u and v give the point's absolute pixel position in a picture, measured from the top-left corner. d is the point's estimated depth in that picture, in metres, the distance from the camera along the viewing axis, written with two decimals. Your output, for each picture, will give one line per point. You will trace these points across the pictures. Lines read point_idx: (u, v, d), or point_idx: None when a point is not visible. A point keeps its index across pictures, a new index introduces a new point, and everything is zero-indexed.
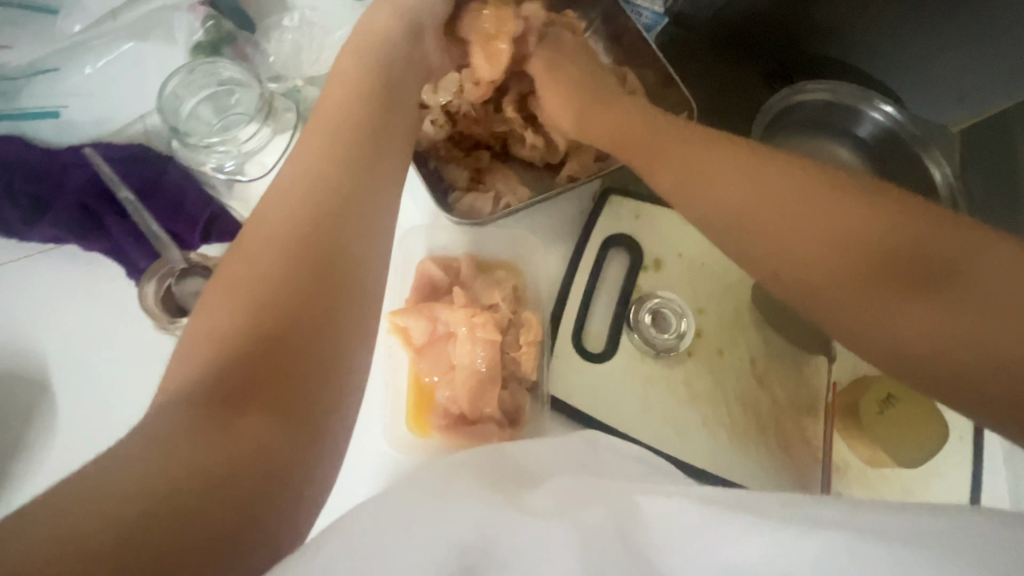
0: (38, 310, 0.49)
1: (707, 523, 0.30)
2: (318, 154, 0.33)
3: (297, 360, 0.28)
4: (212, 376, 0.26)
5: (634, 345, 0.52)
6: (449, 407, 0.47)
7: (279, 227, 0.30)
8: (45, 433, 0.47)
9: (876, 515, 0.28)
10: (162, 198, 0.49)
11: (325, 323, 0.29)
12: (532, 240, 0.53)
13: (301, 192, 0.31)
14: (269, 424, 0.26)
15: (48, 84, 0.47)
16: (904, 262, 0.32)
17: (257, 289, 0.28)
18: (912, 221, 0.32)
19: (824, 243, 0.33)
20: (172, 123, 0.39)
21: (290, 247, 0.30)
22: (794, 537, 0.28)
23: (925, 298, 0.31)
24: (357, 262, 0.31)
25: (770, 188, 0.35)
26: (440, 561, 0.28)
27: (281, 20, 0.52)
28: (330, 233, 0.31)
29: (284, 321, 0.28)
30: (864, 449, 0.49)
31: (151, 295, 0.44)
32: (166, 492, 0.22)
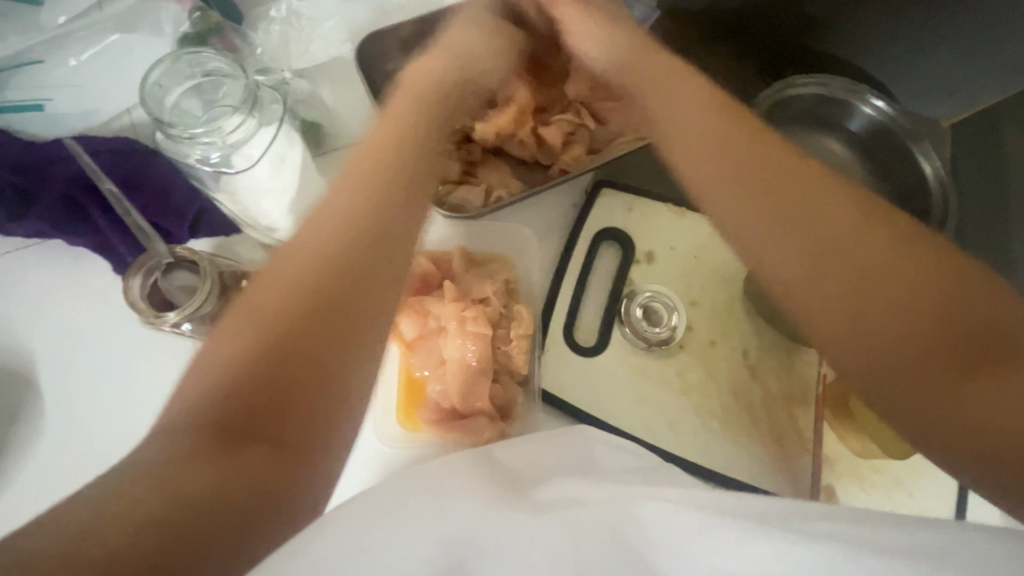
0: (23, 306, 0.49)
1: (698, 530, 0.30)
2: (364, 181, 0.33)
3: (303, 399, 0.27)
4: (214, 403, 0.26)
5: (625, 338, 0.52)
6: (441, 401, 0.47)
7: (317, 255, 0.30)
8: (28, 432, 0.46)
9: (871, 529, 0.28)
10: (150, 192, 0.48)
11: (339, 362, 0.28)
12: (524, 233, 0.53)
13: (347, 222, 0.31)
14: (265, 456, 0.26)
15: (33, 76, 0.47)
16: (938, 322, 0.29)
17: (271, 316, 0.28)
18: (952, 279, 0.30)
19: (857, 275, 0.31)
20: (156, 112, 0.39)
21: (317, 281, 0.29)
22: (785, 545, 0.28)
23: (943, 364, 0.29)
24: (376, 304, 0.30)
25: (821, 210, 0.32)
26: (428, 560, 0.29)
27: (269, 12, 0.52)
28: (359, 271, 0.30)
29: (302, 355, 0.28)
30: (855, 441, 0.49)
31: (138, 289, 0.43)
32: (146, 529, 0.22)
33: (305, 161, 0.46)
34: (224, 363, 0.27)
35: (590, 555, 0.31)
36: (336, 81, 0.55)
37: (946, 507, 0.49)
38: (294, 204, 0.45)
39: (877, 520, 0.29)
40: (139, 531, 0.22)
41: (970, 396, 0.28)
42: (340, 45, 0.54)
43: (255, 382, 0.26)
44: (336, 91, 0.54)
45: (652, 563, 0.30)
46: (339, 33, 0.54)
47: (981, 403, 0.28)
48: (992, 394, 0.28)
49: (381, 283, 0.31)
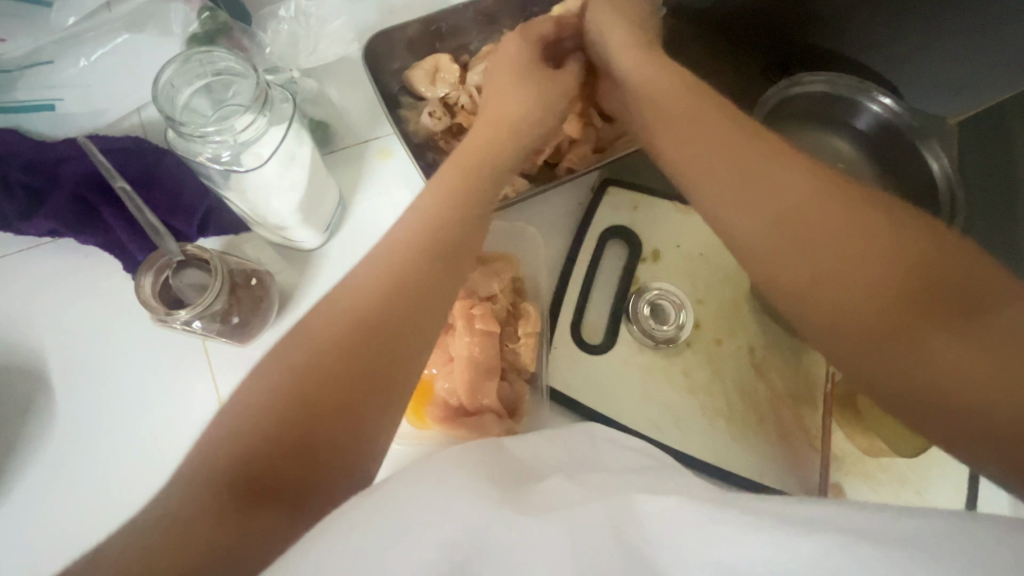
0: (34, 304, 0.49)
1: (705, 527, 0.30)
2: (407, 229, 0.38)
3: (345, 407, 0.32)
4: (267, 406, 0.30)
5: (632, 336, 0.52)
6: (448, 399, 0.47)
7: (359, 294, 0.34)
8: (39, 429, 0.46)
9: (874, 522, 0.28)
10: (159, 191, 0.49)
11: (378, 378, 0.33)
12: (531, 231, 0.53)
13: (391, 268, 0.35)
14: (318, 452, 0.31)
15: (42, 76, 0.47)
16: (899, 282, 0.31)
17: (317, 342, 0.32)
18: (914, 242, 0.32)
19: (820, 248, 0.33)
20: (168, 111, 0.39)
21: (357, 312, 0.34)
22: (791, 538, 0.28)
23: (904, 321, 0.30)
24: (413, 329, 0.35)
25: (788, 190, 0.34)
26: (428, 562, 0.28)
27: (277, 11, 0.52)
28: (394, 303, 0.34)
29: (343, 369, 0.32)
30: (863, 439, 0.49)
31: (150, 288, 0.43)
32: (224, 509, 0.28)
33: (313, 160, 0.46)
34: (256, 418, 0.30)
35: (596, 546, 0.30)
36: (342, 80, 0.55)
37: (954, 504, 0.49)
38: (301, 204, 0.46)
39: (884, 513, 0.29)
40: (218, 511, 0.27)
41: (972, 382, 0.28)
42: (347, 44, 0.54)
43: (283, 436, 0.30)
44: (342, 92, 0.55)
45: (658, 560, 0.30)
46: (347, 33, 0.54)
47: (940, 357, 0.29)
48: (992, 376, 0.28)
49: (414, 308, 0.35)
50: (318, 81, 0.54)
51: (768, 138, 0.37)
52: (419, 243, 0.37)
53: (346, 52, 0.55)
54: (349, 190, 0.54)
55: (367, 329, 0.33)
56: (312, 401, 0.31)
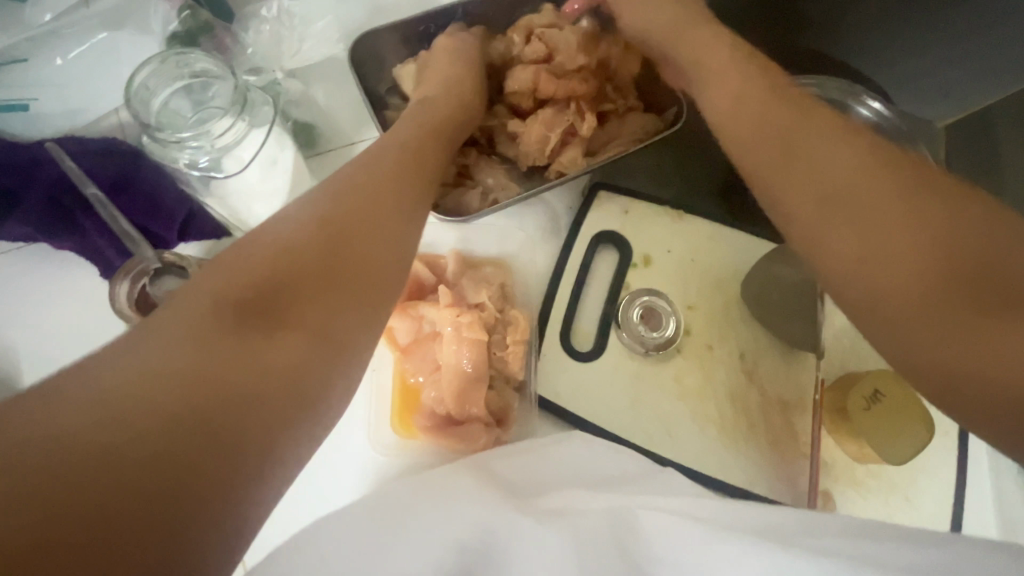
0: (8, 311, 0.48)
1: (704, 542, 0.30)
2: (370, 170, 0.35)
3: (322, 306, 0.28)
4: (241, 284, 0.26)
5: (622, 343, 0.51)
6: (435, 407, 0.46)
7: (333, 203, 0.31)
8: None
9: (873, 545, 0.28)
10: (137, 194, 0.47)
11: (357, 285, 0.30)
12: (520, 236, 0.53)
13: (363, 195, 0.32)
14: (298, 345, 0.26)
15: (17, 74, 0.45)
16: (948, 266, 0.26)
17: (290, 232, 0.29)
18: (975, 229, 0.27)
19: (864, 226, 0.29)
20: (143, 116, 0.38)
21: (335, 216, 0.30)
22: (784, 557, 0.27)
23: (950, 310, 0.26)
24: (387, 246, 0.32)
25: (829, 169, 0.31)
26: (438, 562, 0.30)
27: (258, 11, 0.50)
28: (377, 220, 0.32)
29: (320, 269, 0.28)
30: (852, 446, 0.49)
31: (123, 297, 0.42)
32: (176, 386, 0.22)
33: (298, 163, 0.45)
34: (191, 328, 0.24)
35: (598, 563, 0.30)
36: (330, 81, 0.54)
37: (942, 511, 0.49)
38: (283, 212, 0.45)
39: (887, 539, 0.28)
40: (168, 388, 0.22)
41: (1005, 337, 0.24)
42: (333, 44, 0.53)
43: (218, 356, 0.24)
44: (330, 92, 0.54)
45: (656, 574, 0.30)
46: (333, 33, 0.53)
47: (1005, 348, 0.24)
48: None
49: (391, 226, 0.33)
50: (302, 81, 0.53)
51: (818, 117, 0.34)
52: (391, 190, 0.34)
53: (333, 53, 0.54)
54: None
55: (336, 274, 0.29)
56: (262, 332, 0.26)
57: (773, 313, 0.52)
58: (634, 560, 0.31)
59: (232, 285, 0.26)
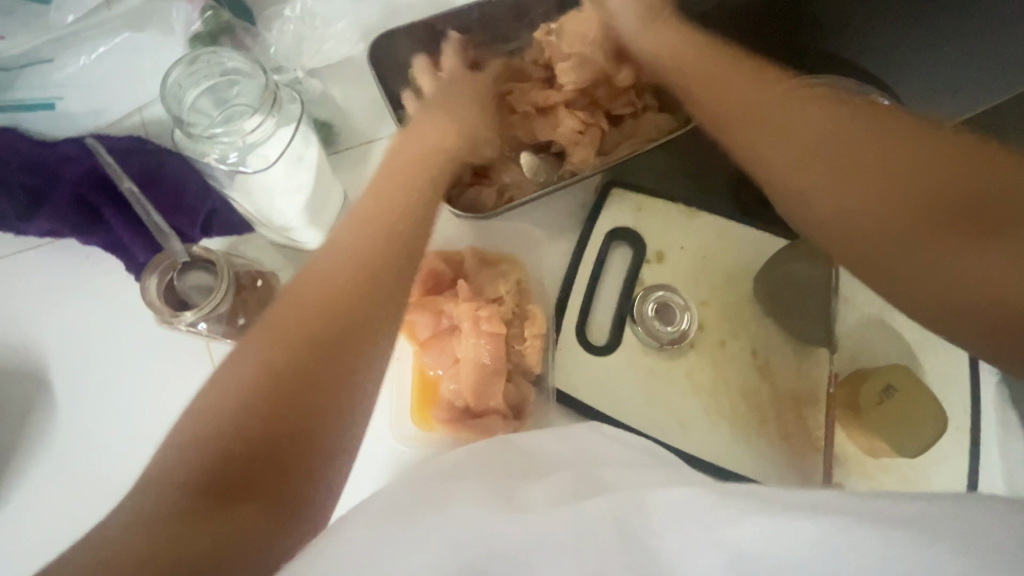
0: (33, 307, 0.48)
1: (709, 509, 0.30)
2: (361, 228, 0.36)
3: (295, 459, 0.29)
4: (244, 377, 0.29)
5: (637, 337, 0.52)
6: (454, 400, 0.47)
7: (292, 339, 0.30)
8: (38, 434, 0.46)
9: (882, 503, 0.29)
10: (160, 192, 0.48)
11: (342, 398, 0.31)
12: (536, 233, 0.54)
13: (352, 258, 0.34)
14: (302, 422, 0.29)
15: (42, 75, 0.46)
16: (935, 217, 0.32)
17: (281, 319, 0.31)
18: (952, 175, 0.32)
19: (859, 201, 0.34)
20: (175, 112, 0.39)
21: (323, 289, 0.32)
22: (790, 521, 0.28)
23: (943, 234, 0.32)
24: (378, 303, 0.33)
25: (824, 157, 0.36)
26: (441, 566, 0.28)
27: (282, 11, 0.52)
28: (345, 338, 0.32)
29: (333, 327, 0.31)
30: (863, 440, 0.50)
31: (154, 289, 0.42)
32: (200, 492, 0.26)
33: (321, 162, 0.46)
34: (227, 414, 0.28)
35: (603, 535, 0.31)
36: (347, 81, 0.55)
37: None
38: (306, 206, 0.45)
39: (883, 497, 0.30)
40: (194, 495, 0.26)
41: (976, 264, 0.31)
42: (353, 44, 0.54)
43: (259, 433, 0.28)
44: (347, 91, 0.55)
45: (662, 547, 0.30)
46: (353, 33, 0.54)
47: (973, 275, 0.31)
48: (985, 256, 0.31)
49: (379, 281, 0.34)
50: (322, 81, 0.55)
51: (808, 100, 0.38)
52: (377, 243, 0.35)
53: (352, 53, 0.55)
54: (353, 191, 0.54)
55: (341, 323, 0.32)
56: (289, 396, 0.29)
57: (786, 309, 0.52)
58: (632, 532, 0.31)
59: (238, 379, 0.29)
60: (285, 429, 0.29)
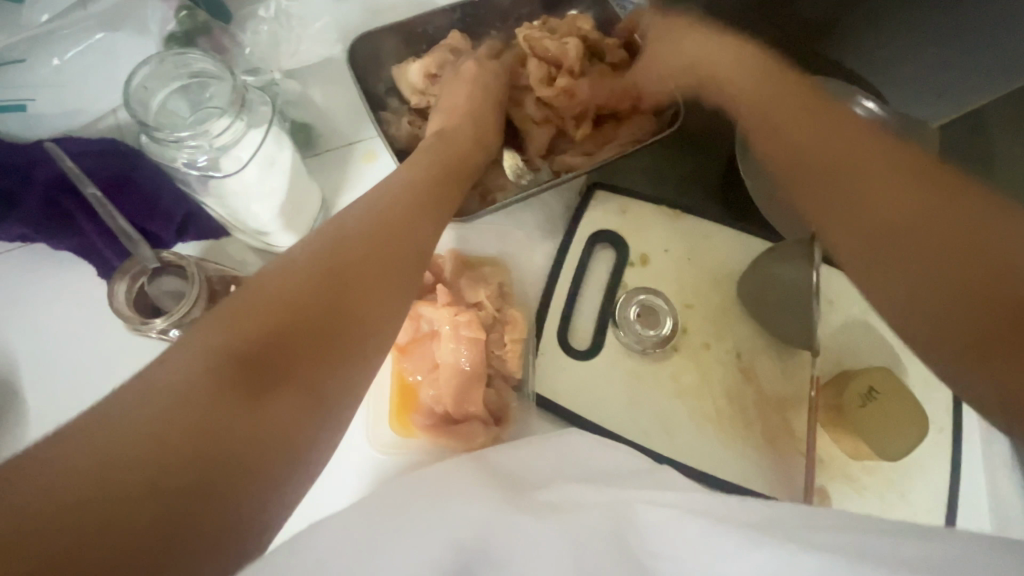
0: (4, 313, 0.48)
1: (707, 536, 0.30)
2: (369, 224, 0.35)
3: (270, 418, 0.26)
4: (236, 342, 0.27)
5: (620, 341, 0.51)
6: (434, 406, 0.46)
7: (289, 295, 0.29)
8: (8, 443, 0.45)
9: (879, 542, 0.27)
10: (134, 196, 0.47)
11: (329, 364, 0.29)
12: (518, 236, 0.53)
13: (355, 243, 0.33)
14: (288, 407, 0.27)
15: (13, 75, 0.46)
16: (963, 258, 0.32)
17: (285, 288, 0.29)
18: (977, 228, 0.32)
19: (890, 234, 0.35)
20: (141, 115, 0.38)
21: (330, 271, 0.31)
22: (788, 559, 0.27)
23: (964, 283, 0.31)
24: (379, 301, 0.33)
25: (863, 191, 0.36)
26: (437, 561, 0.28)
27: (257, 11, 0.50)
28: (341, 308, 0.31)
29: (331, 292, 0.31)
30: (848, 444, 0.49)
31: (122, 295, 0.42)
32: (158, 451, 0.23)
33: (294, 163, 0.45)
34: (214, 349, 0.26)
35: (595, 552, 0.30)
36: (327, 80, 0.54)
37: (936, 507, 0.50)
38: (281, 209, 0.45)
39: (879, 534, 0.28)
40: (152, 453, 0.23)
41: (996, 325, 0.30)
42: (331, 45, 0.54)
43: (238, 378, 0.26)
44: (327, 93, 0.54)
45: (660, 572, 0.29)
46: (331, 34, 0.53)
47: (994, 334, 0.30)
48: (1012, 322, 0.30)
49: (384, 281, 0.33)
50: (301, 82, 0.53)
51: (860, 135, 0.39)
52: (388, 241, 0.35)
53: (330, 53, 0.54)
54: (333, 193, 0.53)
55: (341, 293, 0.31)
56: (274, 353, 0.28)
57: (771, 311, 0.51)
58: (627, 548, 0.30)
59: (230, 342, 0.27)
60: (263, 385, 0.26)
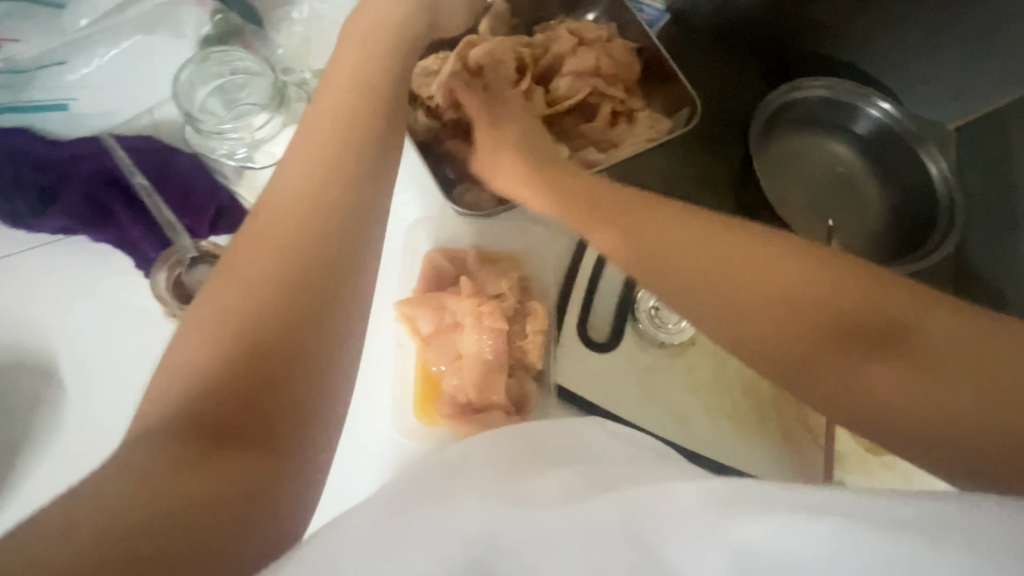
0: (43, 305, 0.49)
1: (714, 505, 0.29)
2: (276, 250, 0.30)
3: (241, 493, 0.25)
4: (177, 423, 0.26)
5: (638, 334, 0.52)
6: (456, 395, 0.48)
7: (237, 353, 0.27)
8: (47, 429, 0.47)
9: (879, 498, 0.27)
10: (170, 190, 0.49)
11: (294, 422, 0.28)
12: (537, 231, 0.54)
13: (287, 262, 0.30)
14: (244, 467, 0.26)
15: (56, 77, 0.47)
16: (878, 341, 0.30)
17: (219, 338, 0.28)
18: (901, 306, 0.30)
19: (797, 343, 0.31)
20: (185, 108, 0.40)
21: (254, 309, 0.28)
22: (798, 524, 0.26)
23: (877, 362, 0.29)
24: (333, 338, 0.30)
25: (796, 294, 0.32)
26: (448, 558, 0.28)
27: (290, 13, 0.53)
28: (298, 354, 0.29)
29: (281, 336, 0.28)
30: (866, 437, 0.50)
31: (163, 282, 0.46)
32: (134, 544, 0.22)
33: None
34: (171, 435, 0.26)
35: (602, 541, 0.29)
36: None
37: None
38: None
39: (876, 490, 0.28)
40: (127, 548, 0.21)
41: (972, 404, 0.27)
42: None
43: (199, 460, 0.25)
44: None
45: (662, 544, 0.29)
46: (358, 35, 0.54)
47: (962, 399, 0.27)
48: (968, 392, 0.27)
49: (339, 304, 0.30)
50: None
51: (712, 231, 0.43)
52: (315, 242, 0.30)
53: None
54: None
55: (294, 335, 0.29)
56: (232, 425, 0.27)
57: None
58: (635, 528, 0.30)
59: (186, 425, 0.26)
60: (225, 459, 0.26)
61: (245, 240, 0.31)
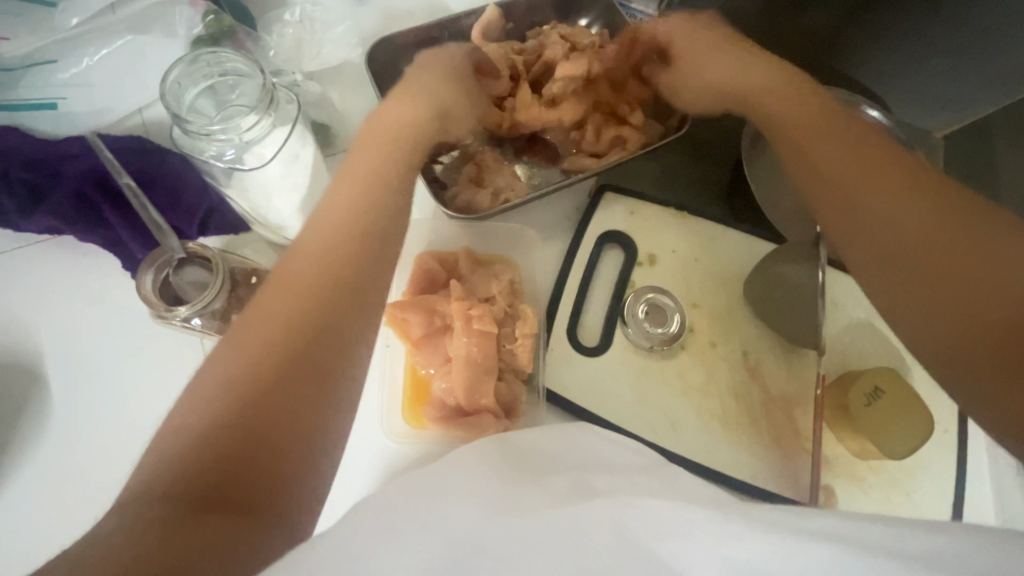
0: (28, 307, 0.49)
1: (710, 524, 0.30)
2: (281, 319, 0.32)
3: (226, 553, 0.25)
4: (165, 481, 0.26)
5: (628, 339, 0.52)
6: (445, 398, 0.48)
7: (230, 415, 0.28)
8: (31, 433, 0.46)
9: (885, 532, 0.28)
10: (160, 190, 0.49)
11: (280, 483, 0.29)
12: (530, 235, 0.55)
13: (288, 329, 0.32)
14: (231, 525, 0.26)
15: (45, 76, 0.47)
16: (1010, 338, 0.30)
17: (216, 402, 0.29)
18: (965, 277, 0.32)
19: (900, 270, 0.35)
20: (173, 108, 0.39)
21: (251, 378, 0.30)
22: (793, 548, 0.27)
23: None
24: (322, 403, 0.31)
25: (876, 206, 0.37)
26: (428, 563, 0.27)
27: (282, 15, 0.53)
28: (289, 418, 0.30)
29: (275, 398, 0.30)
30: (853, 443, 0.50)
31: (151, 284, 0.44)
32: None
33: (315, 161, 0.48)
34: (159, 494, 0.26)
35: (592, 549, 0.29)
36: (345, 86, 0.56)
37: (940, 507, 0.50)
38: (303, 205, 0.47)
39: (877, 522, 0.29)
40: None
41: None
42: (351, 48, 0.55)
43: (186, 517, 0.25)
44: (344, 95, 0.56)
45: (656, 548, 0.29)
46: (351, 37, 0.56)
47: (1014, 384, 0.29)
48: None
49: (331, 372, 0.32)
50: (320, 85, 0.55)
51: (869, 141, 0.40)
52: (315, 312, 0.33)
53: (350, 56, 0.56)
54: None
55: (286, 399, 0.30)
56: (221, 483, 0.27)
57: (776, 312, 0.52)
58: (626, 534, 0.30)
59: (173, 484, 0.26)
60: (215, 518, 0.26)
61: (247, 311, 0.33)
